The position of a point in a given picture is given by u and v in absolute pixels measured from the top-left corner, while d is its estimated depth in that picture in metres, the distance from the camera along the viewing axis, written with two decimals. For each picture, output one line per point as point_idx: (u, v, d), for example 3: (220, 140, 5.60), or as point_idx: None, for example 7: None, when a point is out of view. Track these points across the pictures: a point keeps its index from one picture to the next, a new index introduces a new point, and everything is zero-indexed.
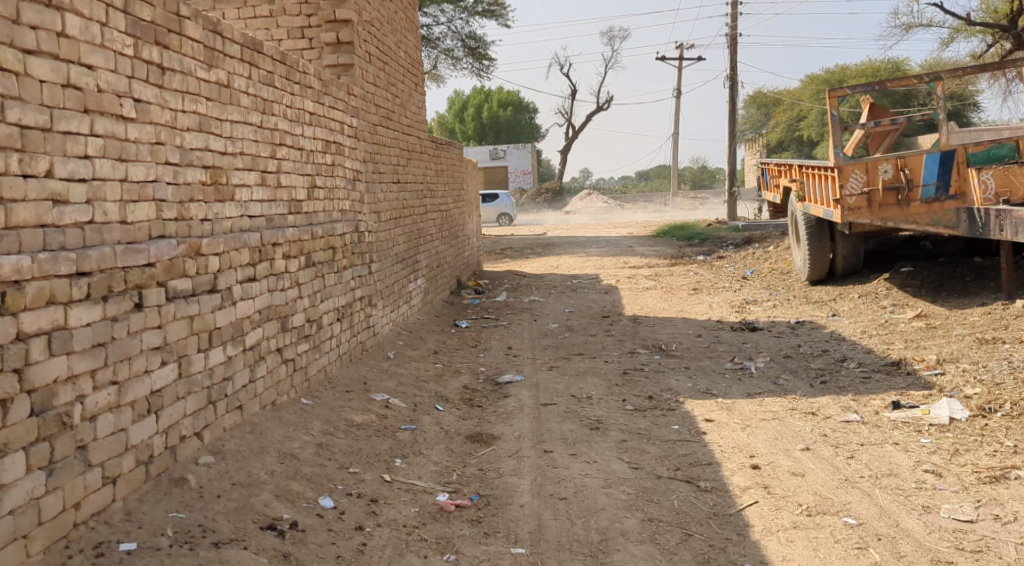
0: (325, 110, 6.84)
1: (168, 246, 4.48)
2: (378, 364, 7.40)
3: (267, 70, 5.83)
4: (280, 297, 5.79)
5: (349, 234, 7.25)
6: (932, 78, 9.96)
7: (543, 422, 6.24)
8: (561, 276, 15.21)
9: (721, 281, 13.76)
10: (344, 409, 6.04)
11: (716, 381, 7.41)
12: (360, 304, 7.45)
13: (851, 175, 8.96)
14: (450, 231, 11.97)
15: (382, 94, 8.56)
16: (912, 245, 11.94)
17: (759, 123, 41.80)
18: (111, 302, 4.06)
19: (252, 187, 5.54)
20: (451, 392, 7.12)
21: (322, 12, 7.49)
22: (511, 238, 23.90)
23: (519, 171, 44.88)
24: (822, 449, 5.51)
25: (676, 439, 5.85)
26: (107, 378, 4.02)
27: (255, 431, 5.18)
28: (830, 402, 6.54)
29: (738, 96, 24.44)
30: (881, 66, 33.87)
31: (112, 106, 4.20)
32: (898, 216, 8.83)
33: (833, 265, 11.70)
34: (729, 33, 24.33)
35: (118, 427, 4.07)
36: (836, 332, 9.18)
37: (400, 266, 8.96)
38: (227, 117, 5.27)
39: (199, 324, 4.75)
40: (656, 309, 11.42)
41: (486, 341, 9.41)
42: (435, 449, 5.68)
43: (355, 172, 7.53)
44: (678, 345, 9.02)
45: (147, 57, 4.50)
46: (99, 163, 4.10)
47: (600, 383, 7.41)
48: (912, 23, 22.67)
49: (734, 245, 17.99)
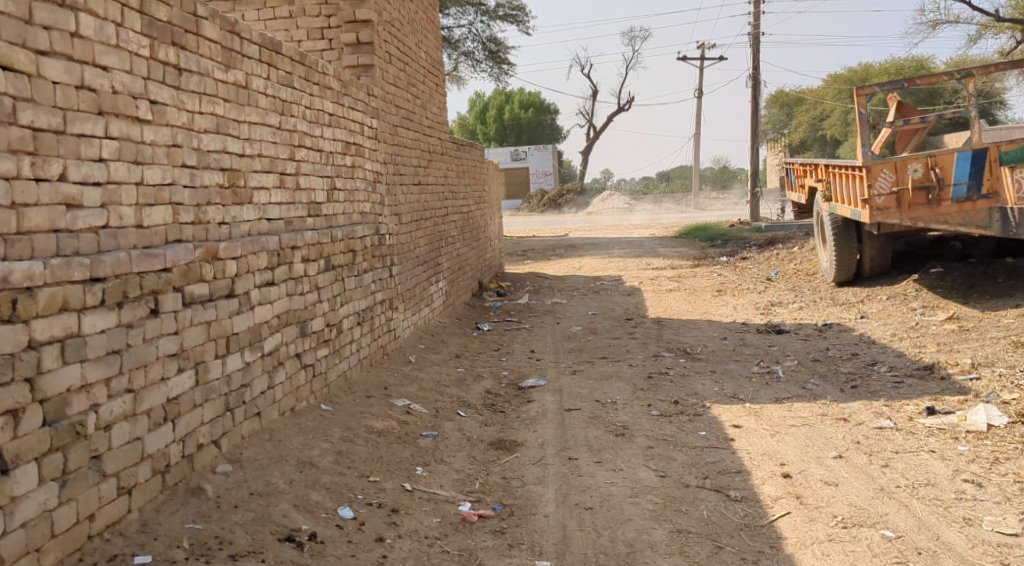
0: (345, 111, 6.74)
1: (184, 251, 4.40)
2: (399, 369, 7.30)
3: (286, 71, 5.74)
4: (299, 302, 5.70)
5: (370, 237, 7.15)
6: (962, 75, 9.71)
7: (568, 428, 6.11)
8: (583, 278, 15.08)
9: (746, 282, 13.57)
10: (365, 416, 5.94)
11: (744, 386, 7.26)
12: (380, 307, 7.36)
13: (880, 175, 8.78)
14: (472, 233, 11.86)
15: (403, 96, 8.46)
16: (942, 246, 11.71)
17: (782, 123, 41.44)
18: (127, 308, 3.97)
19: (270, 190, 5.45)
20: (473, 397, 7.01)
21: (342, 12, 7.40)
22: (533, 240, 23.76)
23: (540, 172, 44.79)
24: (855, 457, 5.35)
25: (704, 446, 5.70)
26: (122, 387, 3.94)
27: (274, 438, 5.09)
28: (862, 408, 6.37)
29: (760, 96, 24.23)
30: (906, 65, 33.51)
31: (127, 108, 4.11)
32: (928, 216, 8.65)
33: (861, 265, 11.50)
34: (752, 32, 24.11)
35: (133, 436, 3.98)
36: (865, 335, 8.99)
37: (422, 268, 8.86)
38: (245, 119, 5.18)
39: (216, 330, 4.66)
40: (680, 312, 11.26)
41: (508, 345, 9.29)
42: (457, 456, 5.56)
43: (376, 174, 7.43)
44: (703, 348, 8.86)
45: (164, 58, 4.41)
46: (114, 166, 4.01)
47: (624, 387, 7.27)
48: (939, 20, 22.34)
49: (758, 246, 17.79)
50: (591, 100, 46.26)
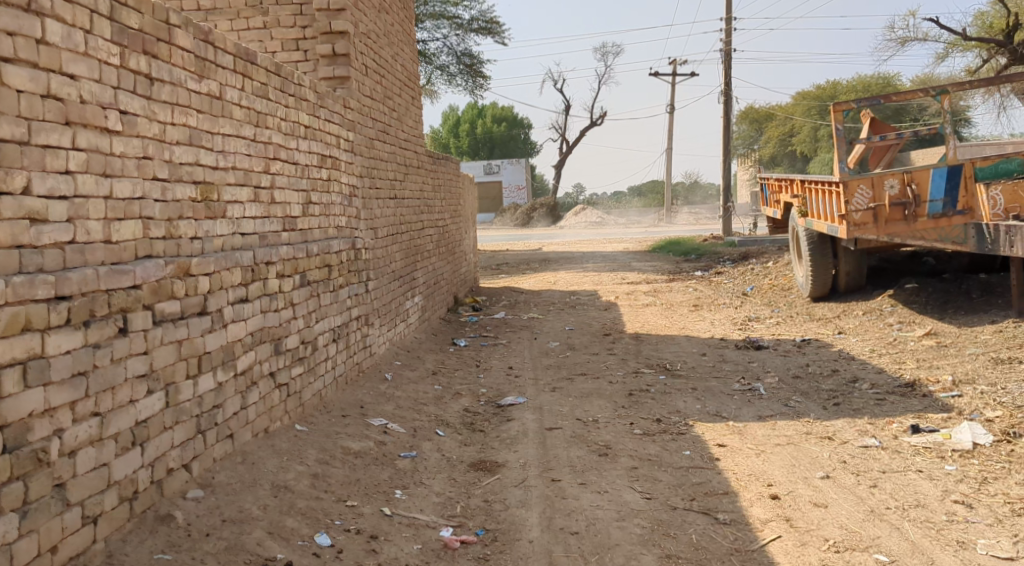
0: (321, 123, 6.60)
1: (155, 267, 4.23)
2: (375, 387, 7.13)
3: (261, 82, 5.59)
4: (273, 318, 5.53)
5: (346, 252, 6.99)
6: (937, 92, 9.67)
7: (549, 448, 5.98)
8: (558, 292, 14.97)
9: (721, 297, 13.52)
10: (341, 436, 5.77)
11: (726, 403, 7.15)
12: (356, 324, 7.19)
13: (857, 191, 8.69)
14: (447, 248, 11.71)
15: (379, 108, 8.32)
16: (916, 261, 11.72)
17: (752, 139, 41.68)
18: (94, 327, 3.79)
19: (244, 204, 5.29)
20: (451, 416, 6.85)
21: (318, 23, 7.25)
22: (507, 254, 23.64)
23: (513, 187, 44.77)
24: (843, 477, 5.26)
25: (690, 466, 5.59)
26: (88, 410, 3.75)
27: (247, 461, 4.92)
28: (846, 426, 6.29)
29: (732, 111, 24.31)
30: (874, 82, 33.86)
31: (96, 118, 3.95)
32: (904, 232, 8.59)
33: (836, 281, 11.49)
34: (723, 48, 24.26)
35: (99, 462, 3.80)
36: (844, 351, 8.94)
37: (397, 283, 8.70)
38: (219, 131, 5.02)
39: (187, 349, 4.49)
40: (658, 327, 11.17)
41: (486, 361, 9.14)
42: (437, 478, 5.40)
43: (352, 188, 7.28)
44: (683, 365, 8.77)
45: (135, 67, 4.25)
46: (81, 178, 3.84)
47: (605, 405, 7.14)
48: (907, 37, 22.59)
49: (732, 261, 17.77)
50: (563, 115, 46.31)
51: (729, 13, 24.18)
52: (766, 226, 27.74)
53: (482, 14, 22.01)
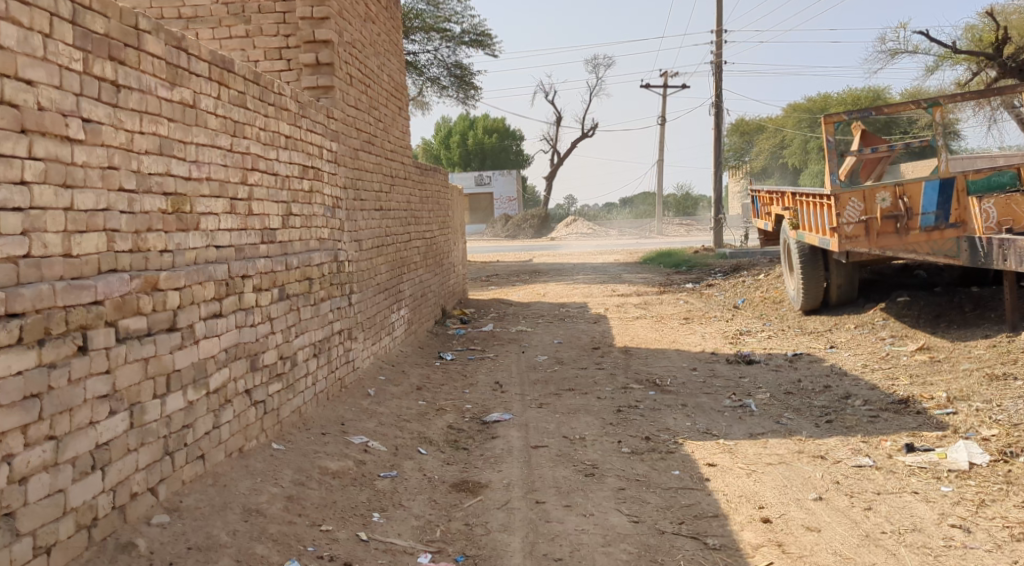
0: (302, 133, 6.43)
1: (119, 281, 4.06)
2: (358, 403, 6.94)
3: (238, 90, 5.42)
4: (249, 334, 5.35)
5: (328, 265, 6.82)
6: (929, 104, 9.54)
7: (534, 468, 5.79)
8: (548, 305, 14.80)
9: (713, 310, 13.37)
10: (319, 455, 5.57)
11: (716, 420, 6.98)
12: (338, 338, 7.00)
13: (849, 203, 8.57)
14: (434, 259, 11.54)
15: (364, 119, 8.16)
16: (907, 274, 11.59)
17: (743, 150, 41.62)
18: (49, 346, 3.63)
19: (220, 215, 5.11)
20: (435, 433, 6.65)
21: (302, 32, 7.09)
22: (497, 265, 23.47)
23: (504, 198, 44.64)
24: (836, 499, 5.09)
25: (679, 487, 5.42)
26: (42, 433, 3.58)
27: (218, 483, 4.73)
28: (839, 444, 6.13)
29: (723, 123, 24.26)
30: (864, 94, 33.93)
31: (55, 126, 3.79)
32: (896, 245, 8.46)
33: (828, 294, 11.35)
34: (714, 60, 24.22)
35: (54, 488, 3.62)
36: (836, 366, 8.79)
37: (382, 296, 8.51)
38: (192, 140, 4.85)
39: (155, 367, 4.31)
40: (647, 340, 11.00)
41: (472, 375, 8.96)
42: (417, 500, 5.21)
43: (335, 199, 7.11)
44: (673, 380, 8.61)
45: (99, 73, 4.09)
46: (38, 190, 3.69)
47: (592, 422, 6.97)
48: (898, 49, 22.58)
49: (723, 272, 17.65)
50: (554, 126, 46.23)
51: (720, 24, 24.14)
52: (758, 238, 27.68)
53: (473, 27, 21.90)
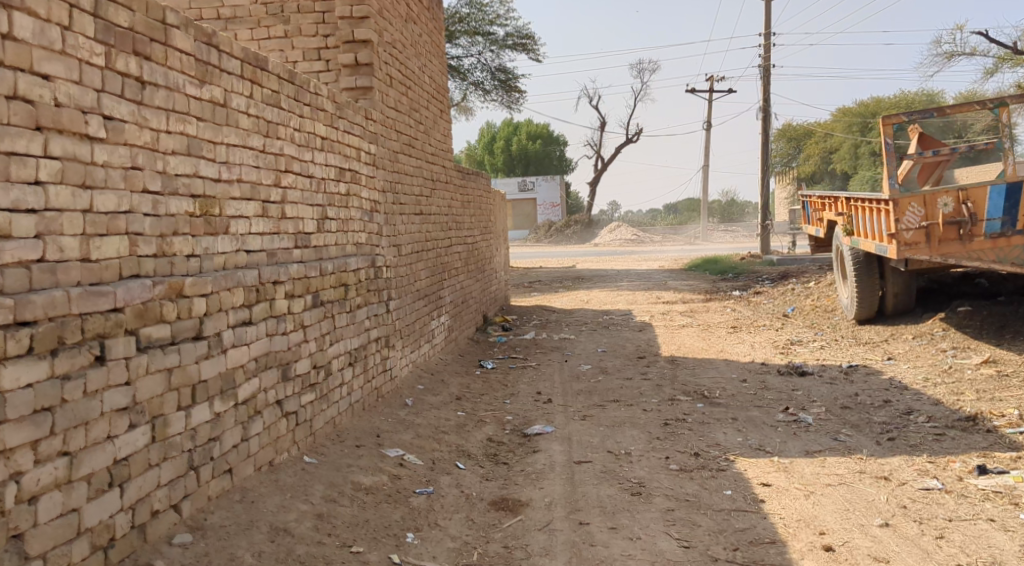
0: (340, 135, 6.20)
1: (141, 288, 3.87)
2: (394, 414, 6.68)
3: (272, 89, 5.21)
4: (280, 342, 5.12)
5: (365, 270, 6.59)
6: (995, 104, 9.49)
7: (577, 485, 5.50)
8: (591, 312, 14.47)
9: (762, 319, 12.94)
10: (352, 470, 5.33)
11: (770, 436, 6.63)
12: (375, 346, 6.77)
13: (908, 209, 8.08)
14: (476, 264, 11.28)
15: (404, 121, 7.92)
16: (966, 283, 11.08)
17: (790, 157, 40.84)
18: (62, 356, 3.45)
19: (251, 219, 4.89)
20: (474, 446, 6.39)
21: (340, 32, 6.87)
22: (539, 270, 23.18)
23: (547, 204, 44.33)
24: (904, 526, 4.74)
25: (731, 509, 5.09)
26: (54, 449, 3.41)
27: (245, 499, 4.51)
28: (903, 465, 5.75)
29: (771, 128, 23.75)
30: (915, 98, 33.22)
31: (73, 123, 3.61)
32: (959, 253, 7.99)
33: (883, 303, 10.89)
34: (762, 64, 23.77)
35: (67, 508, 3.45)
36: (894, 379, 8.36)
37: (422, 302, 8.27)
38: (223, 140, 4.64)
39: (179, 377, 4.11)
40: (695, 350, 10.64)
41: (513, 384, 8.69)
42: (454, 519, 4.94)
43: (373, 204, 6.87)
44: (722, 392, 8.25)
45: (123, 69, 3.89)
46: (54, 190, 3.51)
47: (638, 436, 6.66)
48: (954, 52, 21.98)
49: (772, 280, 17.21)
50: (599, 131, 45.89)
51: (769, 27, 23.67)
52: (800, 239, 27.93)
53: (517, 30, 21.67)
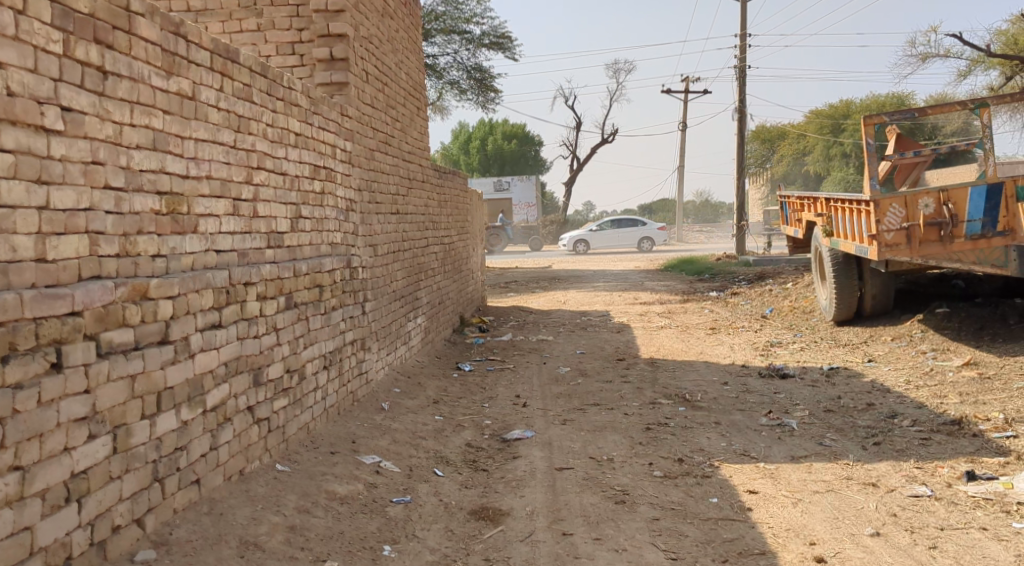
0: (314, 131, 6.00)
1: (101, 290, 3.65)
2: (370, 418, 6.49)
3: (243, 83, 4.99)
4: (252, 346, 4.91)
5: (340, 271, 6.38)
6: (976, 104, 9.10)
7: (559, 493, 5.33)
8: (569, 312, 14.33)
9: (740, 320, 12.84)
10: (327, 478, 5.13)
11: (754, 441, 6.49)
12: (350, 348, 6.56)
13: (889, 209, 7.97)
14: (453, 265, 11.08)
15: (381, 118, 7.72)
16: (944, 284, 11.02)
17: (764, 158, 40.92)
18: (14, 364, 3.24)
19: (221, 217, 4.68)
20: (452, 452, 6.20)
21: (315, 25, 6.66)
22: (514, 271, 23.02)
23: (522, 204, 44.08)
24: (896, 534, 4.63)
25: (719, 517, 4.94)
26: (5, 463, 3.20)
27: (214, 511, 4.30)
28: (891, 470, 5.63)
29: (746, 128, 23.72)
30: (888, 100, 33.43)
31: (28, 114, 3.40)
32: (939, 254, 7.90)
33: (862, 304, 10.80)
34: (738, 65, 23.74)
35: (19, 526, 3.24)
36: (877, 382, 8.27)
37: (398, 303, 8.07)
38: (191, 135, 4.43)
39: (143, 384, 3.90)
40: (675, 351, 10.50)
41: (491, 387, 8.51)
42: (432, 530, 4.76)
43: (348, 202, 6.66)
44: (704, 394, 8.11)
45: (83, 57, 3.68)
46: (6, 185, 3.30)
47: (620, 441, 6.50)
48: (929, 54, 22.09)
49: (749, 280, 17.16)
50: (575, 131, 45.79)
51: (745, 28, 23.63)
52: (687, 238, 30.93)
53: (493, 29, 21.47)
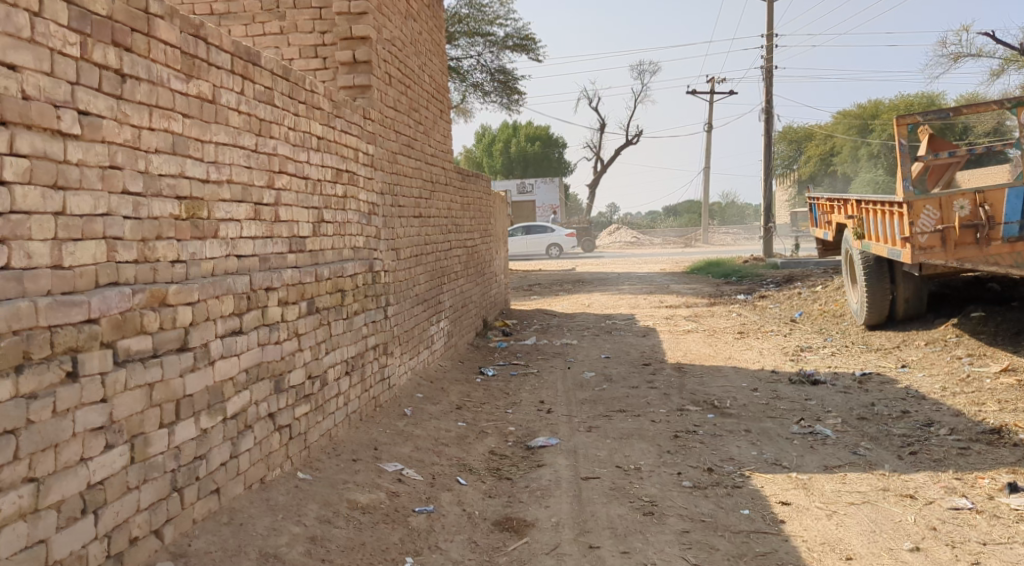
0: (337, 134, 5.92)
1: (118, 297, 3.58)
2: (393, 424, 6.40)
3: (265, 85, 4.92)
4: (273, 352, 4.83)
5: (362, 275, 6.30)
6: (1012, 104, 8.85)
7: (585, 504, 5.20)
8: (594, 316, 14.19)
9: (768, 324, 12.64)
10: (348, 487, 5.04)
11: (785, 450, 6.33)
12: (373, 354, 6.47)
13: (923, 211, 7.73)
14: (476, 268, 10.99)
15: (404, 121, 7.64)
16: (979, 287, 10.78)
17: (791, 159, 40.54)
18: (28, 373, 3.17)
19: (242, 222, 4.61)
20: (476, 459, 6.09)
21: (338, 28, 6.58)
22: (539, 274, 22.89)
23: (546, 207, 43.88)
24: (936, 550, 4.47)
25: (751, 530, 4.80)
26: (19, 475, 3.14)
27: (233, 522, 4.22)
28: (929, 481, 5.45)
29: (773, 129, 23.46)
30: (917, 100, 32.99)
31: (43, 118, 3.33)
32: (976, 256, 7.73)
33: (893, 307, 10.58)
34: (764, 65, 23.50)
35: (33, 539, 3.17)
36: (911, 388, 8.06)
37: (421, 307, 7.98)
38: (211, 139, 4.35)
39: (162, 393, 3.82)
40: (702, 356, 10.33)
41: (515, 392, 8.40)
42: (455, 542, 4.65)
43: (371, 206, 6.58)
44: (733, 401, 7.94)
45: (101, 60, 3.61)
46: (21, 191, 3.23)
47: (648, 449, 6.36)
48: (960, 53, 21.75)
49: (776, 283, 16.94)
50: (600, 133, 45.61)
51: (772, 28, 23.38)
52: None
53: (517, 31, 21.38)
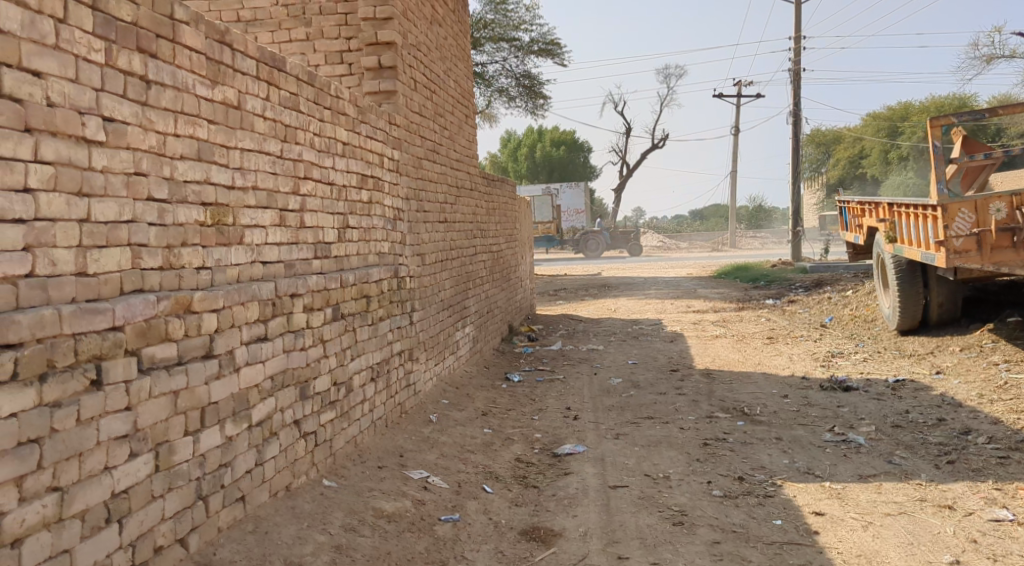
0: (362, 140, 5.89)
1: (142, 304, 3.55)
2: (418, 431, 6.35)
3: (290, 91, 4.90)
4: (298, 358, 4.80)
5: (388, 281, 6.26)
6: None
7: (614, 513, 5.12)
8: (620, 321, 14.08)
9: (798, 329, 12.48)
10: (374, 495, 4.99)
11: (818, 458, 6.21)
12: (398, 360, 6.43)
13: (958, 214, 7.62)
14: (501, 273, 10.93)
15: (429, 126, 7.60)
16: (1016, 291, 10.56)
17: (819, 162, 40.16)
18: (52, 382, 3.16)
19: (267, 228, 4.58)
20: (502, 467, 6.02)
21: (364, 34, 6.56)
22: (564, 278, 22.79)
23: (572, 211, 43.74)
24: None
25: (783, 541, 4.70)
26: (43, 484, 3.12)
27: (258, 530, 4.18)
28: (967, 492, 5.32)
29: (801, 133, 23.25)
30: (948, 102, 32.55)
31: (68, 125, 3.32)
32: (1013, 261, 7.53)
33: (927, 312, 10.40)
34: (792, 68, 23.31)
35: (57, 549, 3.15)
36: (946, 395, 7.90)
37: (446, 313, 7.93)
38: (236, 145, 4.33)
39: (187, 400, 3.80)
40: (731, 362, 10.20)
41: (542, 399, 8.32)
42: (482, 551, 4.59)
43: (396, 211, 6.55)
44: (763, 408, 7.82)
45: (125, 67, 3.59)
46: (46, 198, 3.22)
47: (677, 457, 6.27)
48: (993, 54, 21.43)
49: (806, 288, 16.74)
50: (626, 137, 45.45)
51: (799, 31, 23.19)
52: None
53: (542, 36, 21.32)
